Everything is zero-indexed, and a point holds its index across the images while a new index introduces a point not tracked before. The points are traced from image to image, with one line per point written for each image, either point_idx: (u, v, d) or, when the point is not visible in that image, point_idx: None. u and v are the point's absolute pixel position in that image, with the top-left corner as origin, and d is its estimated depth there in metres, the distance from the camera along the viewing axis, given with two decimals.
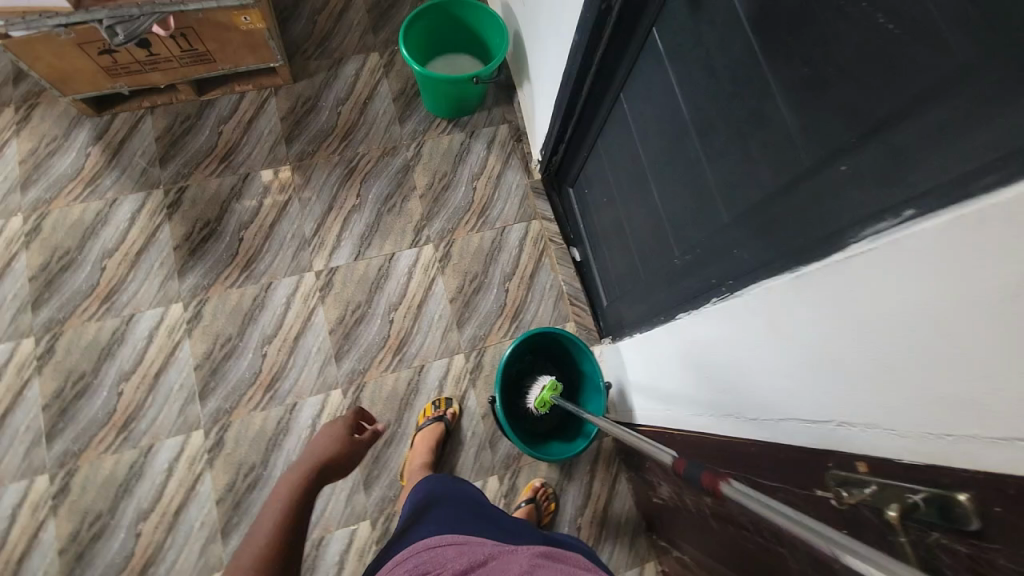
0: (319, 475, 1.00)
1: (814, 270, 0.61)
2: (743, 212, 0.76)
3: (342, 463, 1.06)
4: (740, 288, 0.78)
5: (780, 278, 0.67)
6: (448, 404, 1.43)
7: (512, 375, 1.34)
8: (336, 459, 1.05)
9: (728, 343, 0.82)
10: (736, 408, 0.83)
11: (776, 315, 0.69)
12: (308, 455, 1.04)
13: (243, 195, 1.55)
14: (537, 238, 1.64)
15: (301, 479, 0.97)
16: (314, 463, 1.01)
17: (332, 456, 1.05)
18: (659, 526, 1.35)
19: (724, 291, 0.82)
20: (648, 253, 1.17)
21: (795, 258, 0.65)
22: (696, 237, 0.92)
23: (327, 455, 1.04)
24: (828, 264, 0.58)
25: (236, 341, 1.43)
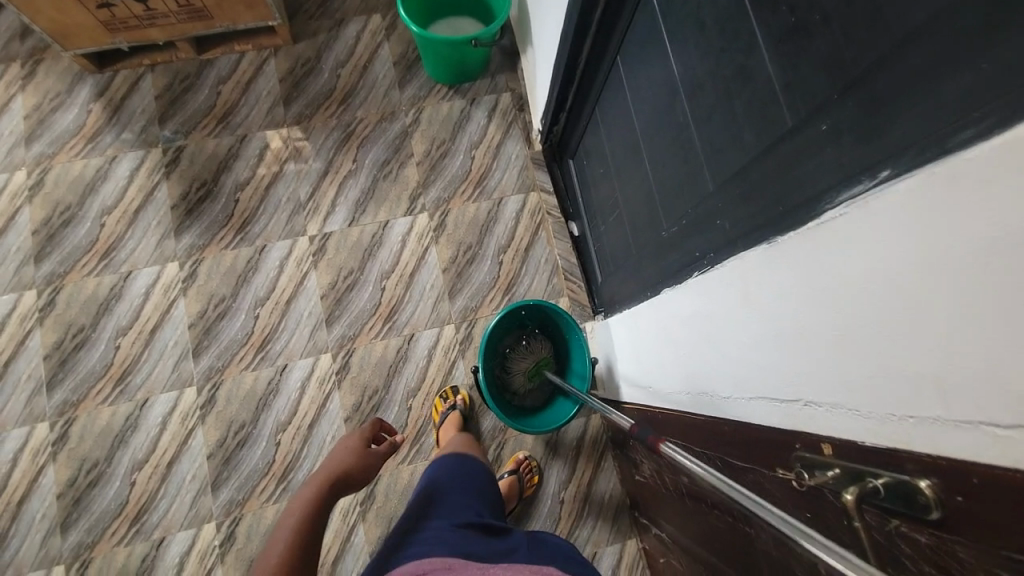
0: (334, 488, 1.01)
1: (789, 240, 0.57)
2: (728, 179, 0.72)
3: (358, 476, 1.07)
4: (720, 260, 0.74)
5: (756, 250, 0.64)
6: (456, 394, 1.43)
7: (503, 345, 1.36)
8: (354, 472, 1.06)
9: (704, 319, 0.79)
10: (710, 387, 0.80)
11: (749, 290, 0.65)
12: (325, 468, 1.05)
13: (240, 157, 1.54)
14: (534, 211, 1.60)
15: (319, 490, 0.98)
16: (332, 474, 1.02)
17: (351, 470, 1.06)
18: (640, 504, 1.34)
19: (705, 264, 0.79)
20: (639, 227, 1.13)
21: (773, 227, 0.61)
22: (683, 208, 0.88)
23: (347, 467, 1.06)
24: (803, 233, 0.54)
25: (230, 302, 1.44)
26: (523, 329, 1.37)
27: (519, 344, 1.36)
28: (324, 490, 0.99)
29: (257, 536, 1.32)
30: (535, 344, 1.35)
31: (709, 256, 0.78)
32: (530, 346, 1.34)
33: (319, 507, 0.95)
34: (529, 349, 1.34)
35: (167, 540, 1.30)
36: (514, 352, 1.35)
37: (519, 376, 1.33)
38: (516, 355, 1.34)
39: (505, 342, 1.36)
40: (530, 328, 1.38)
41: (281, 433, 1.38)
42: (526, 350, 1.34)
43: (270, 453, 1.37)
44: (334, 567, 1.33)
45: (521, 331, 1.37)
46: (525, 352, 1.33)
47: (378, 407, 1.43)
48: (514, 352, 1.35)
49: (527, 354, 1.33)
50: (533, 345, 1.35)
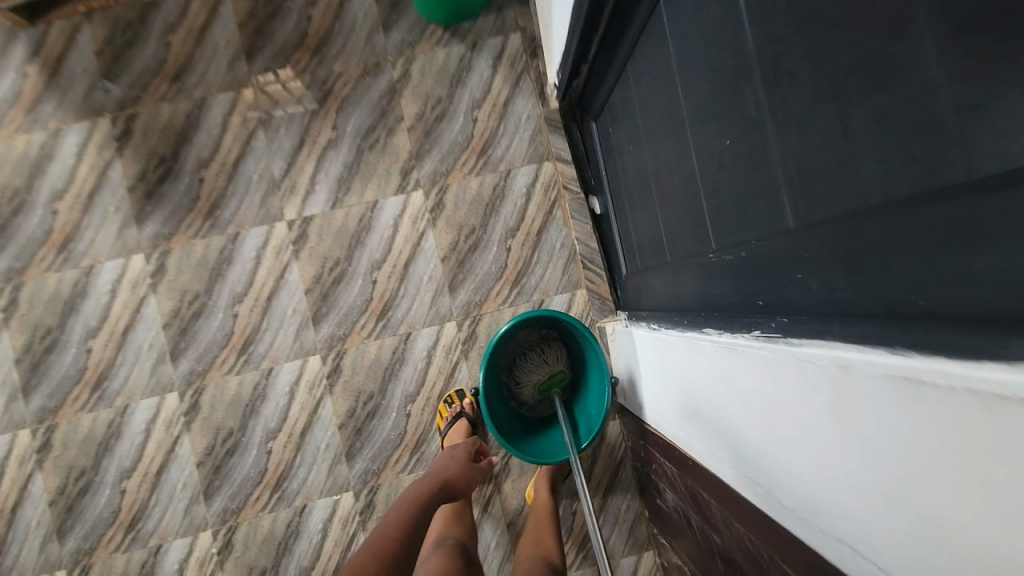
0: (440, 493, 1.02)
1: (944, 383, 0.36)
2: (832, 227, 0.48)
3: (459, 485, 1.06)
4: (809, 339, 0.53)
5: (872, 358, 0.43)
6: (462, 396, 1.29)
7: (509, 351, 1.22)
8: (460, 484, 1.06)
9: (766, 403, 0.59)
10: (764, 479, 0.63)
11: (850, 407, 0.46)
12: (433, 471, 1.07)
13: (201, 126, 1.31)
14: (548, 186, 1.35)
15: (426, 491, 1.00)
16: (437, 478, 1.04)
17: (454, 480, 1.06)
18: (661, 523, 1.22)
19: (788, 330, 0.57)
20: (675, 234, 0.89)
21: (929, 332, 0.39)
22: (743, 237, 0.65)
23: (451, 476, 1.06)
24: (977, 392, 0.33)
25: (205, 299, 1.29)
26: (532, 336, 1.22)
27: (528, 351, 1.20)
28: (431, 490, 1.01)
29: (255, 544, 1.27)
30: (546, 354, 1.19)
31: (796, 321, 0.56)
32: (539, 357, 1.18)
33: (422, 507, 0.97)
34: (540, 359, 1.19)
35: (164, 547, 1.26)
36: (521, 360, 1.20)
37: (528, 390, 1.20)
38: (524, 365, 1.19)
39: (511, 348, 1.22)
40: (541, 332, 1.22)
41: (271, 440, 1.29)
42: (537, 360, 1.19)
43: (262, 461, 1.28)
44: None
45: (530, 337, 1.22)
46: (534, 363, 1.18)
47: (374, 413, 1.30)
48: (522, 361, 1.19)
49: (536, 367, 1.18)
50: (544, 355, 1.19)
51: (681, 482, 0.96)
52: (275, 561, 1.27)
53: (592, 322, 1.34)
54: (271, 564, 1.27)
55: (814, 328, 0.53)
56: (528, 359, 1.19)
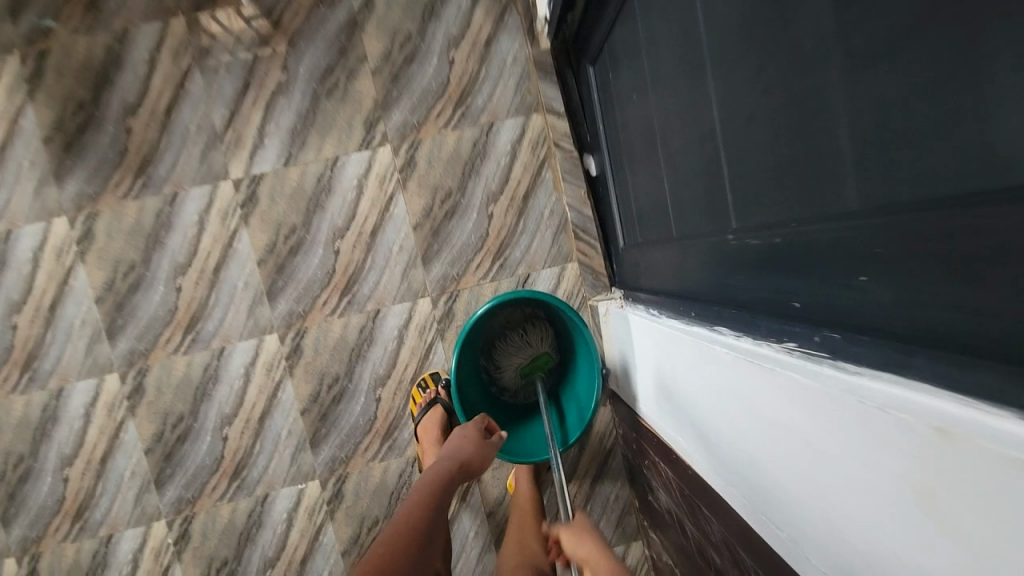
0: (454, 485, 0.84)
1: None
2: (932, 218, 0.33)
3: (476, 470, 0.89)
4: (880, 371, 0.39)
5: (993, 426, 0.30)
6: (437, 380, 1.17)
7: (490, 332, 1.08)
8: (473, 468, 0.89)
9: (797, 443, 0.46)
10: (784, 527, 0.50)
11: (934, 480, 0.33)
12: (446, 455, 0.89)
13: (125, 65, 1.11)
14: (536, 142, 1.17)
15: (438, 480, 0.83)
16: (448, 465, 0.85)
17: (468, 462, 0.88)
18: (650, 518, 1.13)
19: (843, 351, 0.43)
20: (683, 207, 0.73)
21: None
22: (775, 218, 0.49)
23: (462, 459, 0.88)
24: None
25: (143, 270, 1.13)
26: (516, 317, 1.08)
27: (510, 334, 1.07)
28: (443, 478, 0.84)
29: (214, 535, 1.18)
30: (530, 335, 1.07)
31: (855, 341, 0.42)
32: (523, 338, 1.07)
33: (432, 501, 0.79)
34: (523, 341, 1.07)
35: (115, 537, 1.16)
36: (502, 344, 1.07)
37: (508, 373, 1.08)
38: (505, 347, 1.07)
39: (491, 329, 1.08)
40: (526, 313, 1.08)
41: (227, 426, 1.17)
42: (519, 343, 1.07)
43: (218, 448, 1.17)
44: (303, 565, 1.19)
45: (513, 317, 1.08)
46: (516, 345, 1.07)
47: (341, 397, 1.18)
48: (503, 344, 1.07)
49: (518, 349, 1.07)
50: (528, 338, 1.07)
51: (677, 489, 0.85)
52: (238, 551, 1.18)
53: (583, 300, 1.20)
54: (234, 554, 1.18)
55: (889, 359, 0.39)
56: (508, 342, 1.07)
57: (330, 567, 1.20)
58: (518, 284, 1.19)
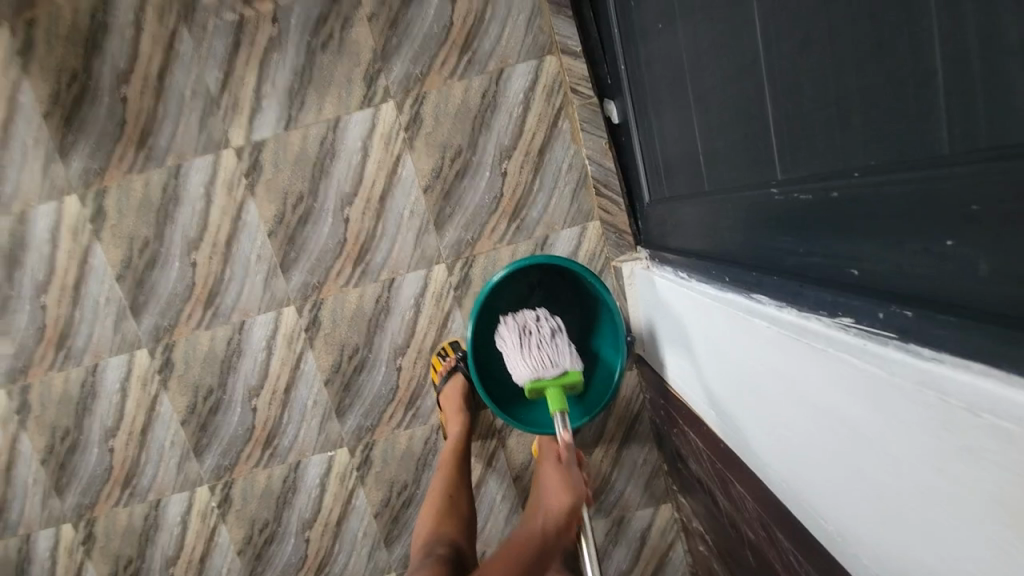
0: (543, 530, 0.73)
1: None
2: None
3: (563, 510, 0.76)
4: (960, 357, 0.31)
5: None
6: (457, 348, 1.13)
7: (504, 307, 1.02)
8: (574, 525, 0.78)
9: (852, 437, 0.39)
10: (834, 522, 0.45)
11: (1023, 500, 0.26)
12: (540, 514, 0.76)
13: (113, 30, 1.06)
14: (552, 88, 1.07)
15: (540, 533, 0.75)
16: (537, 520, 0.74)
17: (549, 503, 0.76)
18: (680, 483, 1.09)
19: (913, 331, 0.35)
20: (717, 157, 0.63)
21: None
22: (832, 167, 0.41)
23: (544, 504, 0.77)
24: None
25: (157, 246, 1.12)
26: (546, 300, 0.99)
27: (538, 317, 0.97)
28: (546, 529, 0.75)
29: (254, 499, 1.22)
30: (563, 341, 0.94)
31: (928, 320, 0.34)
32: (553, 339, 0.94)
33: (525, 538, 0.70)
34: (555, 345, 0.93)
35: (163, 501, 1.22)
36: (529, 325, 0.95)
37: (520, 378, 0.92)
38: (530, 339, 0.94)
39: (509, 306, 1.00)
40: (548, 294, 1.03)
41: (255, 398, 1.18)
42: (549, 344, 0.93)
43: (248, 419, 1.19)
44: (339, 526, 1.23)
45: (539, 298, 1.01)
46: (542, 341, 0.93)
47: (362, 367, 1.17)
48: (531, 333, 0.94)
49: (542, 350, 0.92)
50: (561, 342, 0.94)
51: (709, 459, 0.80)
52: (276, 514, 1.22)
53: (607, 260, 1.12)
54: (273, 517, 1.22)
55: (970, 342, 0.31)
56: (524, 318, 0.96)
57: (364, 529, 1.23)
58: (537, 246, 1.12)
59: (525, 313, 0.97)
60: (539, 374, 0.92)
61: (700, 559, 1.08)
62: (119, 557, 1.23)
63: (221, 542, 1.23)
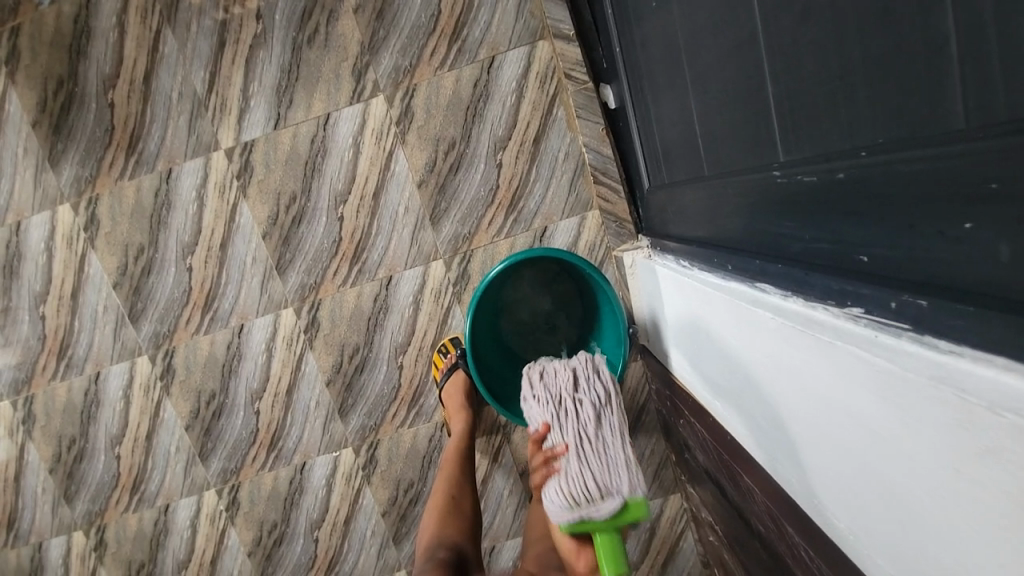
0: None
1: None
2: None
3: None
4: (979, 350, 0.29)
5: None
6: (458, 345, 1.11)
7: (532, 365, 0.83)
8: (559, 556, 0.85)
9: (862, 432, 0.37)
10: (847, 521, 0.42)
11: None
12: None
13: (96, 33, 1.04)
14: (545, 75, 1.04)
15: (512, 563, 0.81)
16: None
17: None
18: (688, 472, 1.07)
19: (929, 322, 0.33)
20: (716, 140, 0.61)
21: None
22: (836, 146, 0.38)
23: None
24: None
25: (152, 252, 1.11)
26: (590, 370, 0.76)
27: (580, 397, 0.74)
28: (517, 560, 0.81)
29: (261, 501, 1.21)
30: (614, 440, 0.71)
31: (943, 309, 0.32)
32: (599, 436, 0.71)
33: None
34: (604, 457, 0.70)
35: (172, 506, 1.22)
36: (565, 409, 0.73)
37: (555, 505, 0.70)
38: (568, 435, 0.72)
39: (541, 370, 0.78)
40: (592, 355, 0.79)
41: (258, 401, 1.18)
42: (597, 458, 0.70)
43: (252, 422, 1.19)
44: (347, 526, 1.22)
45: (581, 365, 0.77)
46: (584, 439, 0.71)
47: (363, 367, 1.16)
48: (566, 421, 0.72)
49: (584, 459, 0.70)
50: (612, 454, 0.70)
51: (714, 449, 0.78)
52: (285, 515, 1.22)
53: (607, 251, 1.10)
54: (282, 518, 1.22)
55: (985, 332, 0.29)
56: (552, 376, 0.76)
57: (372, 528, 1.23)
58: (535, 238, 1.09)
59: (563, 391, 0.75)
60: (582, 508, 0.68)
61: (711, 551, 1.06)
62: (131, 561, 1.24)
63: (231, 544, 1.23)
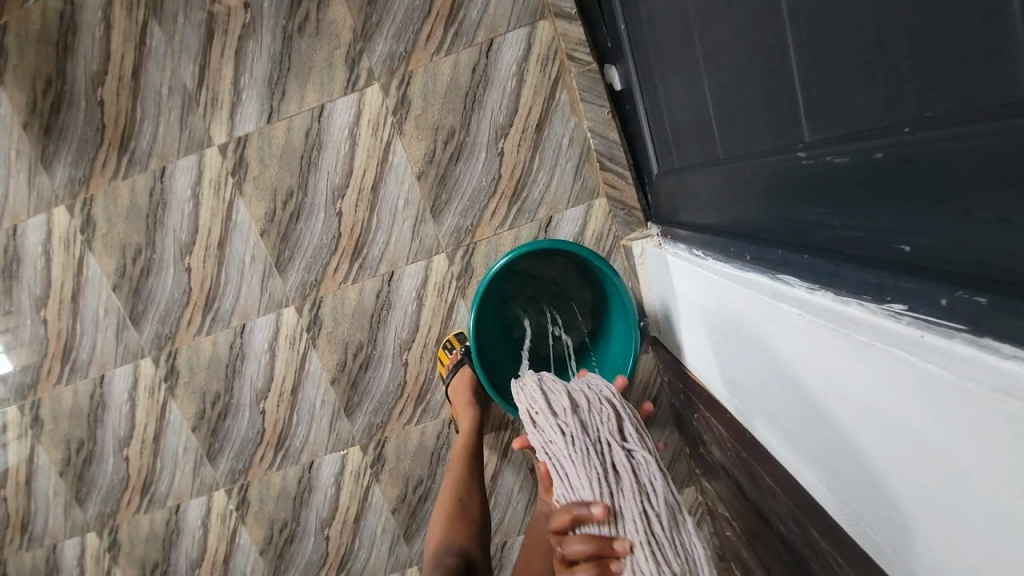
0: None
1: None
2: None
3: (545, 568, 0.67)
4: None
5: None
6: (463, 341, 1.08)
7: (517, 389, 0.65)
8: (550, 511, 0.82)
9: (907, 442, 0.33)
10: (883, 532, 0.39)
11: None
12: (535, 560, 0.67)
13: (81, 28, 1.01)
14: (546, 57, 0.99)
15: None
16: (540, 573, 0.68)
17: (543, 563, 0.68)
18: (702, 466, 1.04)
19: (986, 321, 0.29)
20: (732, 120, 0.56)
21: None
22: (873, 123, 0.34)
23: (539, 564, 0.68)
24: None
25: (149, 253, 1.09)
26: (627, 409, 0.60)
27: (633, 453, 0.57)
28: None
29: (270, 500, 1.21)
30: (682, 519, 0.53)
31: (1004, 307, 0.28)
32: (667, 517, 0.52)
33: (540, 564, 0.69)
34: (684, 551, 0.51)
35: (182, 506, 1.22)
36: (617, 470, 0.55)
37: None
38: (629, 518, 0.52)
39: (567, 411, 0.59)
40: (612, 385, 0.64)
41: (263, 401, 1.16)
42: (674, 551, 0.50)
43: (258, 422, 1.18)
44: (357, 524, 1.21)
45: (610, 400, 0.61)
46: (652, 520, 0.52)
47: (367, 364, 1.14)
48: (624, 489, 0.53)
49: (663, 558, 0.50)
50: (690, 545, 0.51)
51: (732, 446, 0.75)
52: (295, 514, 1.21)
53: (616, 240, 1.06)
54: (292, 516, 1.21)
55: None
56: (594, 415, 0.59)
57: (382, 524, 1.22)
58: (540, 229, 1.05)
59: (603, 438, 0.57)
60: None
61: (728, 545, 1.04)
62: (145, 561, 1.24)
63: (243, 543, 1.23)
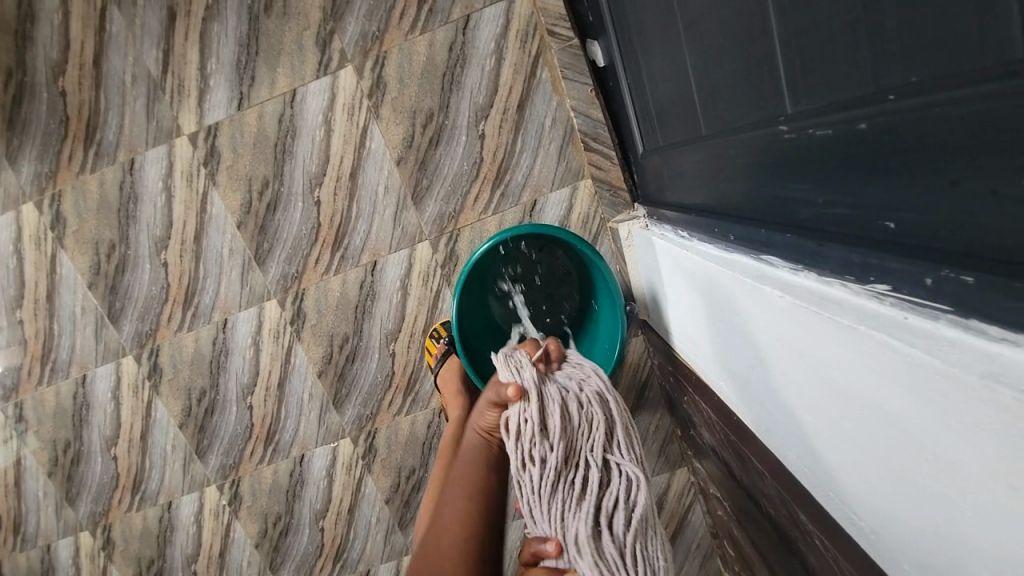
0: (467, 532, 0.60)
1: None
2: None
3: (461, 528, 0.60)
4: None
5: None
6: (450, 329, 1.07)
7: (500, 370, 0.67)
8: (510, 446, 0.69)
9: (890, 429, 0.32)
10: (866, 518, 0.38)
11: None
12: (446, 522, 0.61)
13: (37, 15, 0.96)
14: (526, 33, 0.95)
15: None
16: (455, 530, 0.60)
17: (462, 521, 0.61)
18: (694, 448, 1.04)
19: (973, 302, 0.27)
20: (713, 94, 0.54)
21: None
22: (857, 91, 0.31)
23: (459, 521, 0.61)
24: None
25: (124, 249, 1.06)
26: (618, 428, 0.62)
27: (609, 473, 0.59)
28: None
29: (263, 495, 1.20)
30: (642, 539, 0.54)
31: (993, 287, 0.26)
32: (626, 540, 0.54)
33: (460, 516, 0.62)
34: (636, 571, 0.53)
35: (174, 503, 1.21)
36: (586, 493, 0.57)
37: None
38: (582, 546, 0.54)
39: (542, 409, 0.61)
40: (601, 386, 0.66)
41: (249, 396, 1.15)
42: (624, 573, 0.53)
43: (246, 417, 1.16)
44: (351, 515, 1.21)
45: (599, 405, 0.63)
46: (602, 538, 0.54)
47: (354, 356, 1.12)
48: (588, 513, 0.55)
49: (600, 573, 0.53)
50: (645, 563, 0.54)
51: (719, 427, 0.74)
52: (288, 507, 1.20)
53: (602, 222, 1.03)
54: (286, 510, 1.21)
55: None
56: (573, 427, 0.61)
57: (377, 515, 1.21)
58: (525, 213, 1.03)
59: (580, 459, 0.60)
60: None
61: (721, 525, 1.04)
62: (140, 558, 1.24)
63: (237, 537, 1.22)
